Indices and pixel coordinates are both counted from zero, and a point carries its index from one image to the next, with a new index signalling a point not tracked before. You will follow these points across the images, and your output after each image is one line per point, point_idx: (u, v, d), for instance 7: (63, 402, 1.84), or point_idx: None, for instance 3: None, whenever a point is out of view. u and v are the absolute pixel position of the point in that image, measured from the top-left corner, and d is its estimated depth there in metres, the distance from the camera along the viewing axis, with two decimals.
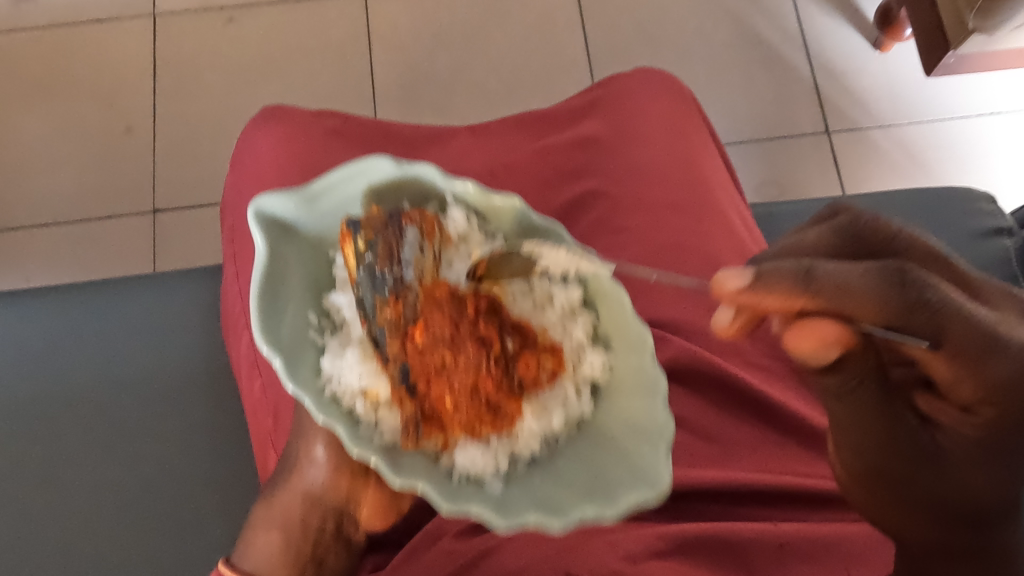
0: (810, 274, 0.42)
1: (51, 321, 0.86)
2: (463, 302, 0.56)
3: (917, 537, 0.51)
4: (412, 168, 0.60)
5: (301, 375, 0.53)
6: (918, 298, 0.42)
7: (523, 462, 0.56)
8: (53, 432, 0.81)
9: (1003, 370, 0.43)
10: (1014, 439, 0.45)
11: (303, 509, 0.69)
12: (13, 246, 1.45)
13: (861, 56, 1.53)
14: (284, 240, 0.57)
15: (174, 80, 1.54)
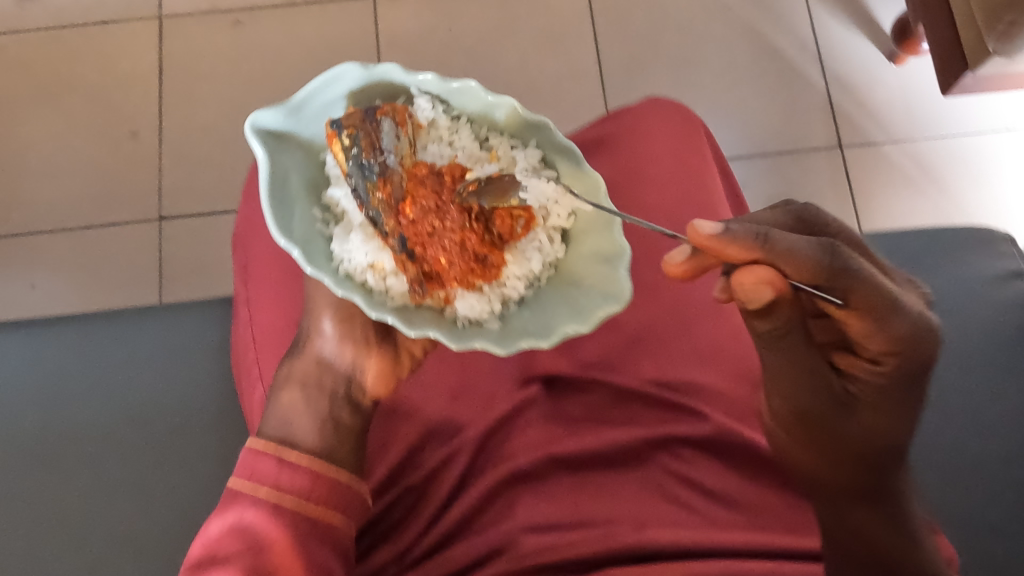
0: (766, 238, 0.51)
1: (62, 360, 0.85)
2: (444, 176, 0.68)
3: (832, 479, 0.60)
4: (373, 73, 0.69)
5: (320, 262, 0.64)
6: (848, 267, 0.52)
7: (515, 302, 0.68)
8: (66, 476, 0.81)
9: (902, 327, 0.55)
10: (903, 386, 0.58)
11: (317, 373, 0.71)
12: (19, 252, 1.44)
13: (876, 68, 1.51)
14: (281, 149, 0.65)
15: (180, 85, 1.52)
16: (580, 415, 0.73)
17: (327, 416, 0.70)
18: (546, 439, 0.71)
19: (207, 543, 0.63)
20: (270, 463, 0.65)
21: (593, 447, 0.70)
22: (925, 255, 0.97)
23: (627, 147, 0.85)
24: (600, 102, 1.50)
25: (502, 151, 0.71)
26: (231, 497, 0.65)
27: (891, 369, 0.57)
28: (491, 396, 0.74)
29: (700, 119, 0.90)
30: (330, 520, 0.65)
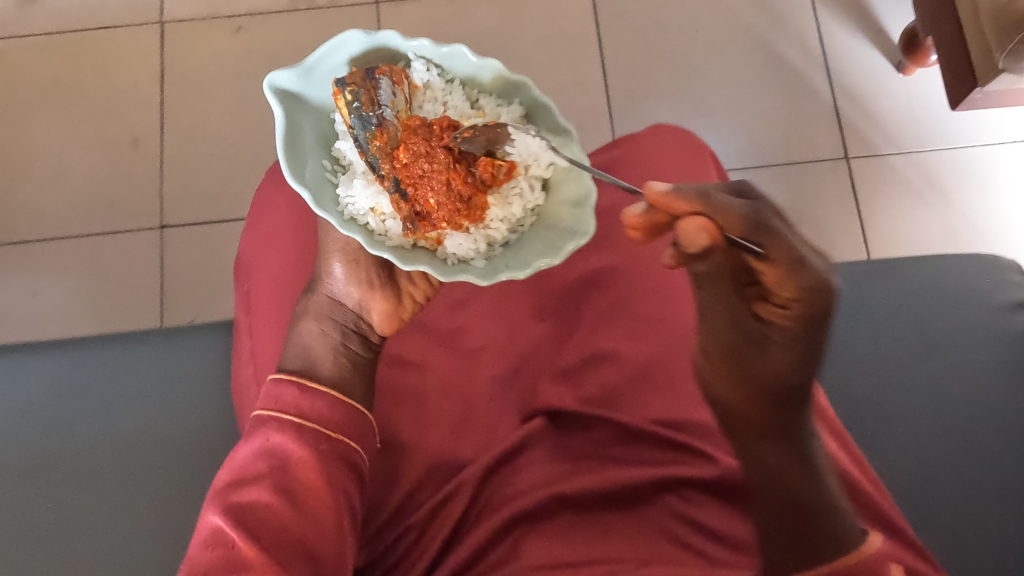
0: (704, 198, 0.52)
1: (60, 388, 0.85)
2: (435, 127, 0.69)
3: (741, 414, 0.58)
4: (376, 37, 0.69)
5: (326, 203, 0.66)
6: (767, 223, 0.50)
7: (498, 245, 0.70)
8: (62, 506, 0.80)
9: (810, 279, 0.50)
10: (817, 335, 0.53)
11: (329, 310, 0.73)
12: (19, 261, 1.41)
13: (883, 78, 1.49)
14: (293, 111, 0.67)
15: (180, 90, 1.48)
16: (586, 451, 0.70)
17: (343, 350, 0.71)
18: (554, 478, 0.68)
19: (234, 468, 0.62)
20: (293, 391, 0.66)
21: (602, 486, 0.66)
22: (923, 277, 0.92)
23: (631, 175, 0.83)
24: (606, 111, 1.47)
25: (489, 109, 0.71)
26: (257, 423, 0.64)
27: (794, 317, 0.52)
28: (493, 433, 0.72)
29: (708, 145, 0.88)
30: (350, 446, 0.65)
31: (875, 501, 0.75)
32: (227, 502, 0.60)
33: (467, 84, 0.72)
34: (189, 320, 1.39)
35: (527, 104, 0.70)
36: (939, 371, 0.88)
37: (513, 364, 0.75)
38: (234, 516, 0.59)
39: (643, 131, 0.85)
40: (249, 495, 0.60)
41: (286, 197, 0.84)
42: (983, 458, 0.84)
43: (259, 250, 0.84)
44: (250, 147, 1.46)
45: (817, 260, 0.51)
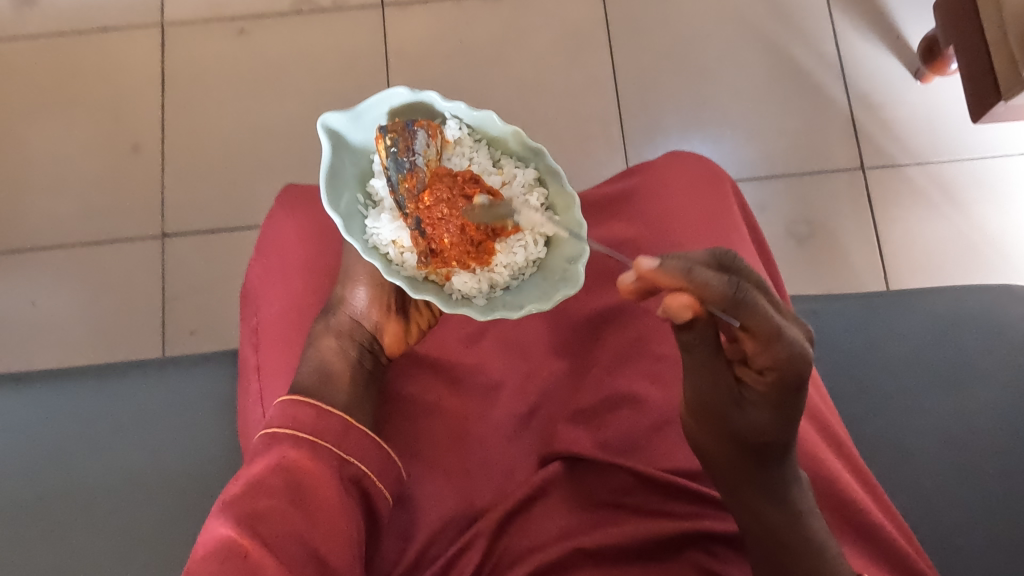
0: (687, 273, 0.49)
1: (65, 421, 0.83)
2: (460, 179, 0.68)
3: (720, 457, 0.62)
4: (420, 92, 0.68)
5: (352, 230, 0.65)
6: (745, 303, 0.50)
7: (501, 288, 0.67)
8: (67, 542, 0.79)
9: (785, 352, 0.53)
10: (790, 399, 0.57)
11: (349, 330, 0.71)
12: (14, 269, 1.35)
13: (900, 86, 1.46)
14: (338, 151, 0.66)
15: (179, 92, 1.42)
16: (608, 495, 0.68)
17: (356, 368, 0.70)
18: (575, 527, 0.67)
19: (243, 482, 0.58)
20: (310, 413, 0.63)
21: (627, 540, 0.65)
22: (898, 301, 0.90)
23: (656, 201, 0.83)
24: (618, 118, 1.43)
25: (509, 169, 0.70)
26: (270, 440, 0.61)
27: (770, 382, 0.55)
28: (508, 478, 0.69)
29: (730, 175, 0.89)
30: (363, 469, 0.62)
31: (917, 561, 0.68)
32: (238, 510, 0.56)
33: (493, 143, 0.70)
34: (189, 332, 1.32)
35: (542, 168, 0.68)
36: (925, 395, 0.85)
37: (531, 404, 0.72)
38: (246, 526, 0.55)
39: (661, 160, 0.86)
40: (261, 506, 0.56)
41: (297, 229, 0.82)
42: (981, 478, 0.81)
43: (267, 283, 0.81)
44: (252, 151, 1.39)
45: (791, 330, 0.54)
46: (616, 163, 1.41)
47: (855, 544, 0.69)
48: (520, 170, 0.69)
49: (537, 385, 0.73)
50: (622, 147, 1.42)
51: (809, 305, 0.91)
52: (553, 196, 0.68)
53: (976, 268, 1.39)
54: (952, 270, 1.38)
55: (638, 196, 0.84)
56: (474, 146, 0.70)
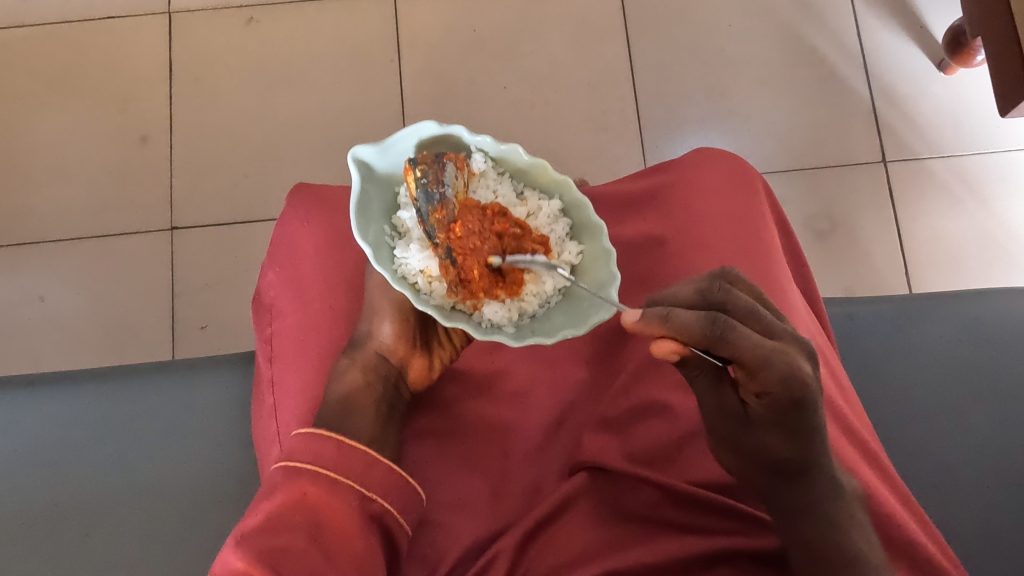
0: (666, 318, 0.50)
1: (78, 423, 0.82)
2: (489, 211, 0.66)
3: (740, 474, 0.63)
4: (448, 126, 0.69)
5: (381, 260, 0.65)
6: (726, 340, 0.50)
7: (529, 317, 0.66)
8: (81, 545, 0.77)
9: (777, 375, 0.52)
10: (797, 418, 0.56)
11: (374, 364, 0.69)
12: (22, 262, 1.33)
13: (924, 77, 1.42)
14: (368, 182, 0.67)
15: (188, 82, 1.39)
16: (636, 513, 0.66)
17: (382, 402, 0.68)
18: (603, 545, 0.65)
19: (262, 518, 0.57)
20: (332, 447, 0.61)
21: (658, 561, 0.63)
22: (934, 306, 0.87)
23: (687, 200, 0.81)
24: (634, 110, 1.40)
25: (534, 201, 0.70)
26: (291, 473, 0.60)
27: (772, 404, 0.55)
28: (533, 491, 0.68)
29: (761, 174, 0.87)
30: (384, 505, 0.61)
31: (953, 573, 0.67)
32: (257, 546, 0.55)
33: (516, 176, 0.71)
34: (200, 327, 1.30)
35: (568, 200, 0.69)
36: (960, 402, 0.82)
37: (556, 415, 0.71)
38: (266, 562, 0.54)
39: (692, 158, 0.84)
40: (282, 543, 0.55)
41: (310, 235, 0.79)
42: (1016, 489, 0.78)
43: (280, 293, 0.79)
44: (262, 142, 1.37)
45: (784, 355, 0.52)
46: (632, 156, 1.38)
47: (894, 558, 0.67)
48: (545, 203, 0.69)
49: (562, 395, 0.72)
50: (638, 140, 1.39)
51: (844, 310, 0.88)
52: (580, 229, 0.69)
53: (999, 264, 1.36)
54: (976, 266, 1.35)
55: (666, 195, 0.82)
56: (499, 179, 0.70)
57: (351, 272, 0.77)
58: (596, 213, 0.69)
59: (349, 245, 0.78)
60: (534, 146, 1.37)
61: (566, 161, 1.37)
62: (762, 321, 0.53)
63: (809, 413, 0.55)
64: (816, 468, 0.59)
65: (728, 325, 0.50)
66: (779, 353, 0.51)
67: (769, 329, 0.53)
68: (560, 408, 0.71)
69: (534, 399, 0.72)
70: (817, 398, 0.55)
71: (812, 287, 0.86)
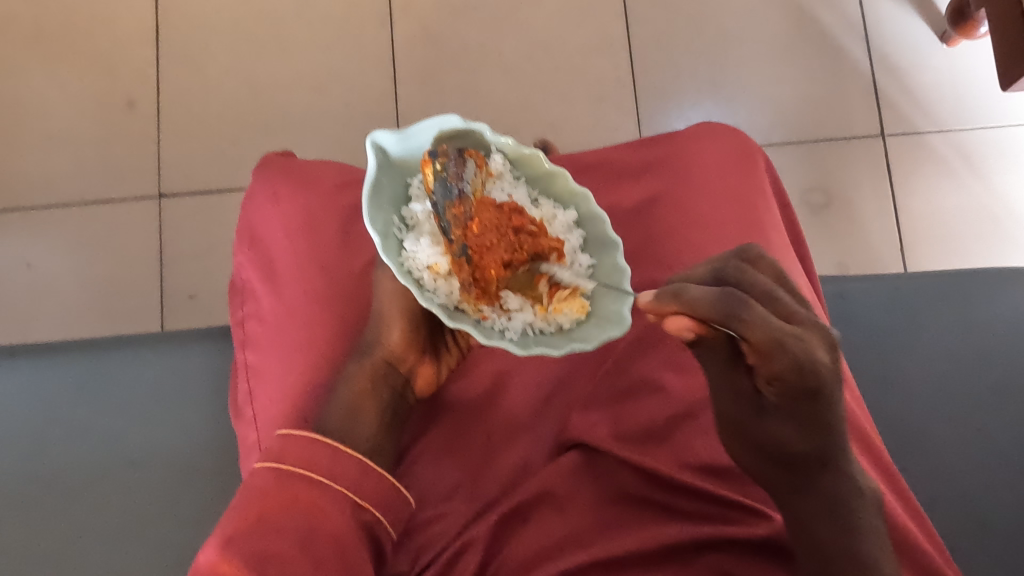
0: (677, 295, 0.52)
1: (65, 397, 0.81)
2: (506, 209, 0.66)
3: (750, 469, 0.61)
4: (471, 122, 0.67)
5: (388, 251, 0.63)
6: (739, 317, 0.51)
7: (539, 329, 0.65)
8: (68, 516, 0.77)
9: (785, 361, 0.53)
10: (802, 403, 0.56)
11: (380, 375, 0.67)
12: (10, 229, 1.31)
13: (925, 48, 1.40)
14: (382, 169, 0.66)
15: (175, 46, 1.36)
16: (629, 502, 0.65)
17: (386, 411, 0.67)
18: (592, 532, 0.63)
19: (252, 522, 0.56)
20: (326, 453, 0.60)
21: (647, 546, 0.62)
22: (931, 286, 0.86)
23: (683, 175, 0.80)
24: (631, 79, 1.37)
25: (548, 209, 0.70)
26: (281, 477, 0.59)
27: (781, 390, 0.55)
28: (519, 477, 0.68)
29: (761, 148, 0.85)
30: (376, 515, 0.60)
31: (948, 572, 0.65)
32: (245, 550, 0.54)
33: (533, 182, 0.71)
34: (189, 296, 1.29)
35: (584, 211, 0.69)
36: (954, 383, 0.82)
37: (544, 393, 0.71)
38: (254, 568, 0.53)
39: (692, 130, 0.82)
40: (272, 548, 0.55)
41: (287, 215, 0.77)
42: (1007, 472, 0.78)
43: (253, 275, 0.77)
44: (251, 109, 1.34)
45: (798, 338, 0.53)
46: (628, 126, 1.36)
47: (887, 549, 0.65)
48: (560, 215, 0.69)
49: (552, 376, 0.71)
50: (634, 110, 1.36)
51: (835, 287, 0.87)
52: (593, 244, 0.69)
53: (996, 241, 1.35)
54: (970, 242, 1.35)
55: (665, 169, 0.81)
56: (515, 182, 0.70)
57: (331, 254, 0.75)
58: (611, 228, 0.69)
59: (326, 219, 0.77)
60: (528, 114, 1.35)
61: (560, 131, 1.35)
62: (779, 304, 0.54)
63: (819, 402, 0.55)
64: (832, 458, 0.58)
65: (742, 302, 0.51)
66: (793, 338, 0.52)
67: (785, 312, 0.54)
68: (548, 388, 0.71)
69: (523, 383, 0.71)
70: (831, 389, 0.56)
71: (810, 267, 0.85)
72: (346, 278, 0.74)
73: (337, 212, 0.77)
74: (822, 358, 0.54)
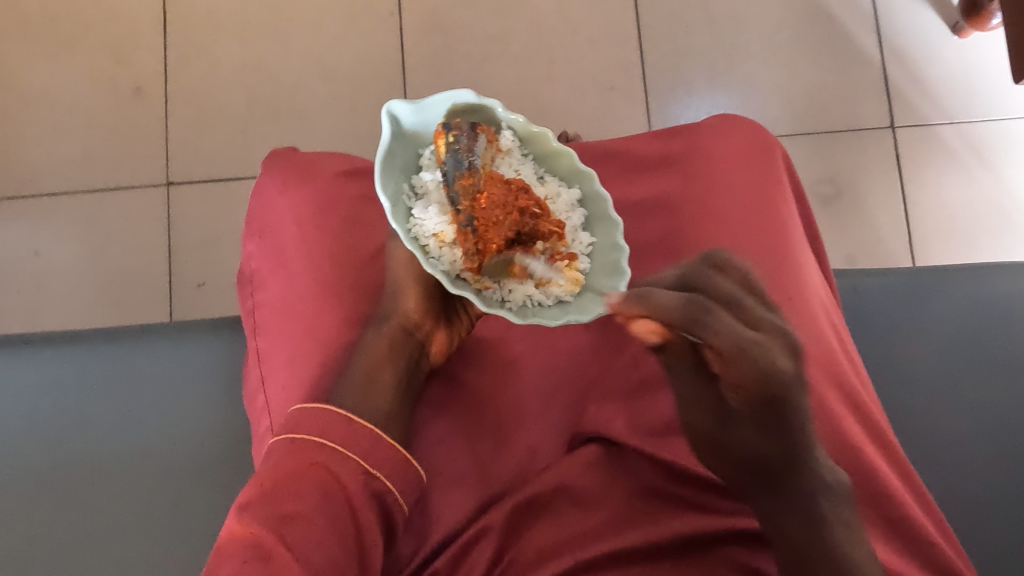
0: (645, 299, 0.59)
1: (77, 384, 0.81)
2: (515, 185, 0.64)
3: (723, 477, 0.63)
4: (485, 97, 0.68)
5: (397, 217, 0.64)
6: (701, 322, 0.58)
7: (537, 302, 0.65)
8: (80, 503, 0.78)
9: (744, 363, 0.58)
10: (763, 407, 0.59)
11: (396, 342, 0.69)
12: (18, 215, 1.31)
13: (937, 40, 1.39)
14: (395, 138, 0.65)
15: (182, 34, 1.35)
16: (638, 488, 0.65)
17: (403, 376, 0.68)
18: (604, 517, 0.64)
19: (268, 486, 0.56)
20: (341, 424, 0.61)
21: (661, 536, 0.62)
22: (944, 280, 0.86)
23: (696, 167, 0.80)
24: (640, 69, 1.37)
25: (553, 187, 0.70)
26: (296, 446, 0.59)
27: (745, 396, 0.59)
28: (530, 463, 0.68)
29: (777, 140, 0.84)
30: (386, 484, 0.60)
31: (960, 566, 0.66)
32: (263, 512, 0.54)
33: (540, 160, 0.71)
34: (199, 285, 1.29)
35: (588, 192, 0.69)
36: (964, 376, 0.82)
37: (556, 379, 0.71)
38: (273, 527, 0.53)
39: (708, 123, 0.82)
40: (288, 509, 0.55)
41: (297, 202, 0.77)
42: (1014, 465, 0.79)
43: (264, 263, 0.77)
44: (259, 97, 1.34)
45: (758, 341, 0.59)
46: (637, 117, 1.35)
47: (891, 538, 0.66)
48: (564, 192, 0.69)
49: (562, 362, 0.72)
50: (644, 100, 1.36)
51: (848, 282, 0.87)
52: (594, 224, 0.69)
53: (1006, 234, 1.34)
54: (979, 234, 1.34)
55: (677, 162, 0.80)
56: (523, 159, 0.70)
57: (343, 243, 0.75)
58: (615, 211, 0.69)
59: (337, 207, 0.77)
60: (537, 105, 1.34)
61: (569, 122, 1.34)
62: (746, 310, 0.60)
63: (780, 404, 0.60)
64: (800, 460, 0.59)
65: (703, 309, 0.58)
66: (755, 343, 0.59)
67: (750, 319, 0.60)
68: (558, 374, 0.71)
69: (533, 368, 0.71)
70: (789, 391, 0.61)
71: (823, 258, 0.84)
72: (358, 268, 0.74)
73: (348, 202, 0.77)
74: (781, 362, 0.60)
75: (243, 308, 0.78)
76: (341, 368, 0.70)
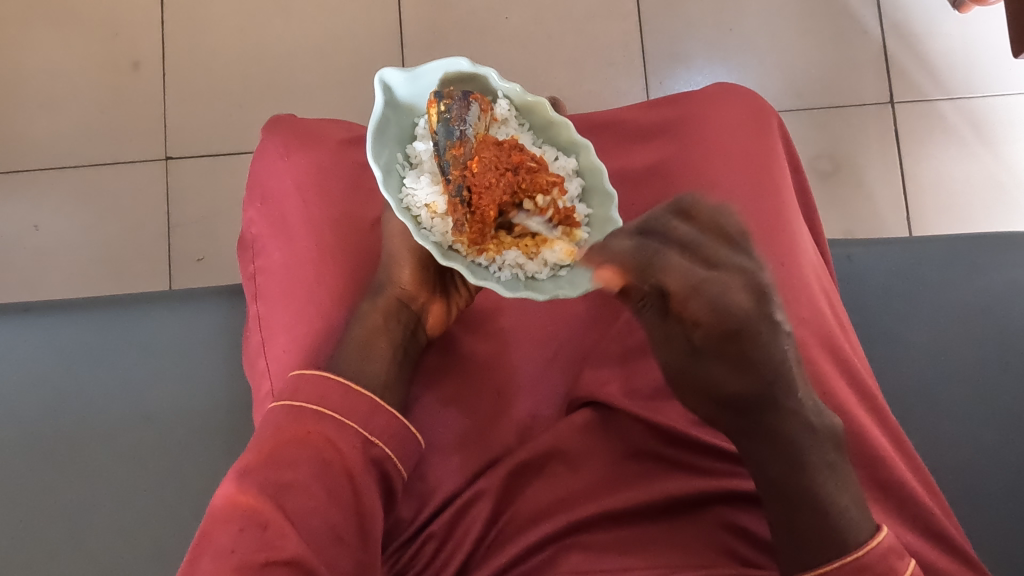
0: (604, 249, 0.62)
1: (78, 351, 0.82)
2: (507, 146, 0.65)
3: (696, 411, 0.62)
4: (479, 66, 0.67)
5: (389, 186, 0.65)
6: (654, 266, 0.56)
7: (527, 273, 0.66)
8: (83, 468, 0.79)
9: (701, 306, 0.54)
10: (730, 350, 0.55)
11: (394, 315, 0.69)
12: (16, 189, 1.31)
13: (937, 14, 1.38)
14: (390, 107, 0.66)
15: (179, 7, 1.35)
16: (633, 451, 0.66)
17: (399, 348, 0.68)
18: (601, 481, 0.65)
19: (265, 453, 0.57)
20: (339, 392, 0.61)
21: (652, 498, 0.63)
22: (940, 250, 0.87)
23: (693, 137, 0.80)
24: (639, 43, 1.36)
25: (549, 157, 0.69)
26: (294, 414, 0.60)
27: (706, 336, 0.55)
28: (527, 428, 0.69)
29: (773, 108, 0.84)
30: (385, 452, 0.61)
31: (950, 530, 0.67)
32: (259, 480, 0.55)
33: (536, 130, 0.70)
34: (198, 259, 1.29)
35: (584, 162, 0.69)
36: (962, 343, 0.83)
37: (553, 348, 0.72)
38: (268, 496, 0.54)
39: (705, 91, 0.82)
40: (286, 478, 0.55)
41: (294, 171, 0.77)
42: (1002, 431, 0.80)
43: (264, 229, 0.77)
44: (256, 71, 1.33)
45: (717, 282, 0.54)
46: (636, 92, 1.35)
47: (884, 496, 0.67)
48: (560, 160, 0.69)
49: (560, 332, 0.72)
50: (643, 75, 1.36)
51: (845, 251, 0.88)
52: (590, 195, 0.69)
53: (1004, 209, 1.35)
54: (977, 210, 1.35)
55: (673, 131, 0.81)
56: (520, 128, 0.69)
57: (342, 211, 0.76)
58: (611, 182, 0.69)
59: (335, 175, 0.77)
60: (536, 79, 1.34)
61: (567, 97, 1.34)
62: (702, 249, 0.55)
63: (750, 344, 0.54)
64: (772, 402, 0.56)
65: (654, 253, 0.56)
66: (711, 281, 0.54)
67: (710, 258, 0.55)
68: (556, 342, 0.72)
69: (531, 337, 0.72)
70: (756, 330, 0.54)
71: (818, 227, 0.85)
72: (358, 236, 0.75)
73: (345, 169, 0.77)
74: (741, 300, 0.54)
75: (244, 275, 0.79)
76: (341, 336, 0.70)
